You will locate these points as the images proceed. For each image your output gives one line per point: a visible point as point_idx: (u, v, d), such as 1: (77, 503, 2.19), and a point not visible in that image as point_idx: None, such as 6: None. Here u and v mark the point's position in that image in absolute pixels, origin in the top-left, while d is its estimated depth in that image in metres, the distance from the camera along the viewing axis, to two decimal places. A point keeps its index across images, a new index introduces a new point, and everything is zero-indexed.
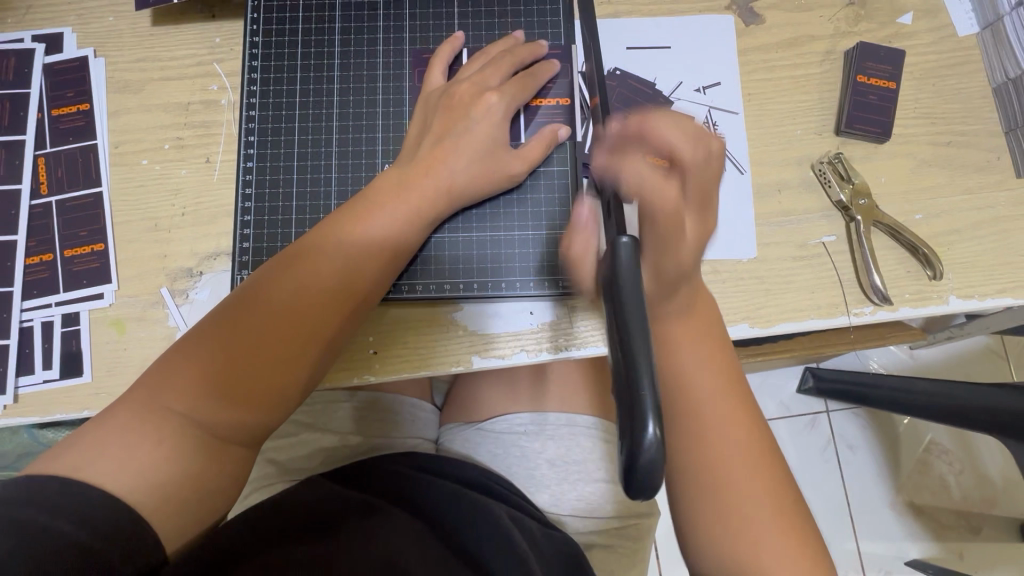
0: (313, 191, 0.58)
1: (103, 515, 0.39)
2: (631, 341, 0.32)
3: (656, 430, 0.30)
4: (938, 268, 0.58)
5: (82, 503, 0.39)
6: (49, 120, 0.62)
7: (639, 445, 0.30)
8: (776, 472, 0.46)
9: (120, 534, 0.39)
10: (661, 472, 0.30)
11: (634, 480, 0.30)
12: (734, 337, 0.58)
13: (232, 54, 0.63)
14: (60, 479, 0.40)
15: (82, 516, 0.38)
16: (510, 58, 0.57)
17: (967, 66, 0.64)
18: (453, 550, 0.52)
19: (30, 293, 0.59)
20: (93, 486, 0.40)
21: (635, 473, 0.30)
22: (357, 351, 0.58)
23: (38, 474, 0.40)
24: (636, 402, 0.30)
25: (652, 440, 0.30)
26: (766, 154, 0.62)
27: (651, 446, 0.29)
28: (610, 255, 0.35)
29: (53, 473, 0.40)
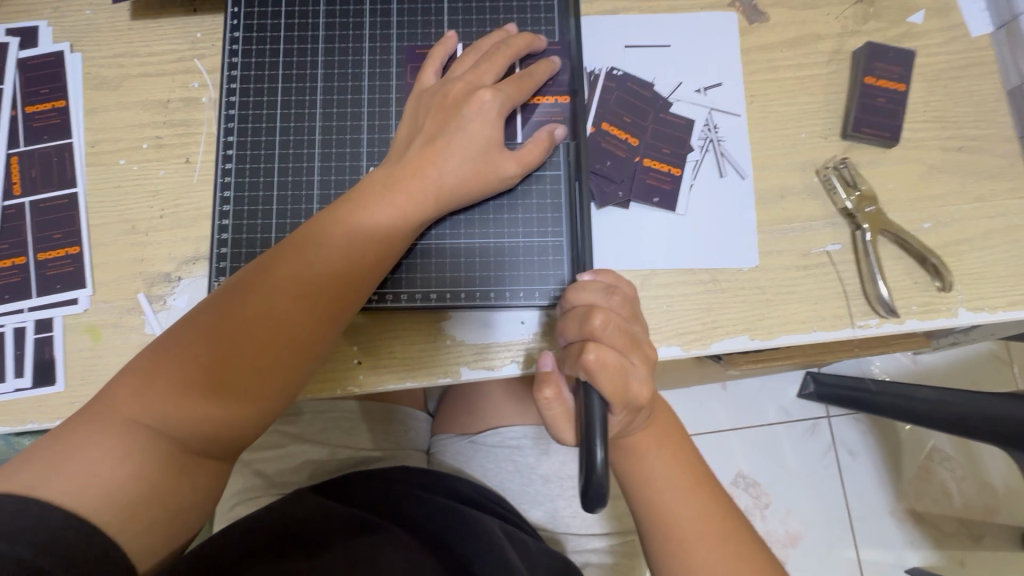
0: (295, 194, 0.55)
1: (68, 535, 0.37)
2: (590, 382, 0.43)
3: (602, 454, 0.39)
4: (947, 279, 0.55)
5: (42, 522, 0.36)
6: (23, 117, 0.60)
7: (592, 468, 0.39)
8: (714, 496, 0.48)
9: (84, 554, 0.37)
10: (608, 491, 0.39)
11: (588, 496, 0.39)
12: (732, 350, 0.56)
13: (212, 50, 0.61)
14: (16, 498, 0.37)
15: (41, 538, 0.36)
16: (507, 51, 0.54)
17: (980, 68, 0.61)
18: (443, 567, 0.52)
19: (2, 298, 0.57)
20: (54, 505, 0.37)
21: (588, 489, 0.39)
22: (340, 362, 0.55)
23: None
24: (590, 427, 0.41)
25: (601, 460, 0.39)
26: (768, 158, 0.59)
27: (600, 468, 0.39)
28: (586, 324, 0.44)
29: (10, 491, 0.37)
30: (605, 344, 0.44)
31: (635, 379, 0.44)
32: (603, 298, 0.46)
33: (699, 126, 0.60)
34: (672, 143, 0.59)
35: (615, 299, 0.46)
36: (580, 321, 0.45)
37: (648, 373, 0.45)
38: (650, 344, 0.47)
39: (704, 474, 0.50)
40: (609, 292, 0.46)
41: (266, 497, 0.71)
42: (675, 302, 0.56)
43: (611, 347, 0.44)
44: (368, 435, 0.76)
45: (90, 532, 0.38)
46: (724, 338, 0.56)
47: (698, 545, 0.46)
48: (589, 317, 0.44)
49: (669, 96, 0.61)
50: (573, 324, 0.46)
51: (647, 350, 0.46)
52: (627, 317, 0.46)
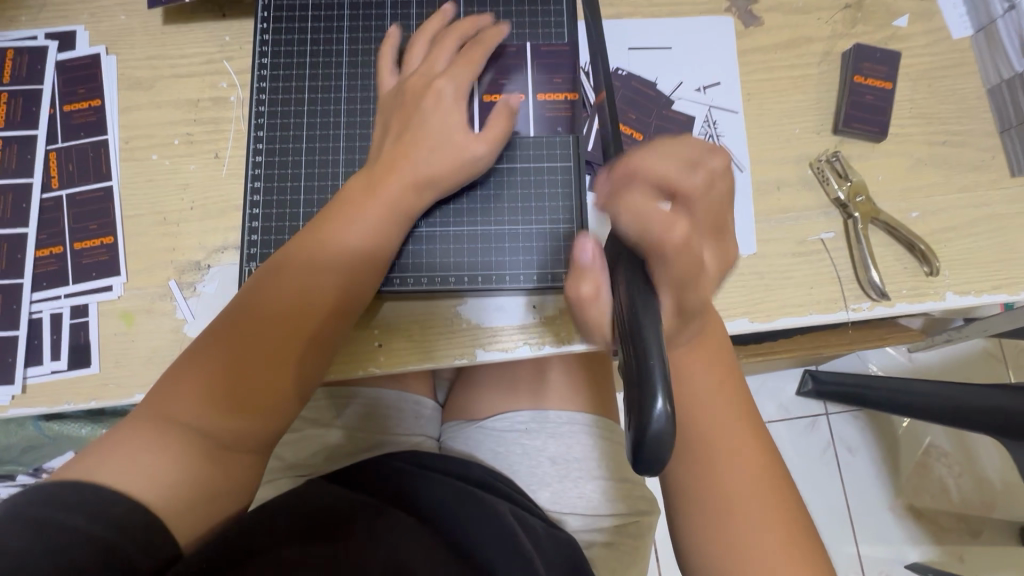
0: (321, 185, 0.59)
1: (122, 517, 0.39)
2: (642, 313, 0.34)
3: (666, 405, 0.31)
4: (934, 264, 0.59)
5: (99, 505, 0.39)
6: (61, 115, 0.63)
7: (648, 419, 0.31)
8: (778, 501, 0.45)
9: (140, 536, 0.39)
10: (669, 444, 0.31)
11: (642, 456, 0.31)
12: (734, 331, 0.59)
13: (241, 52, 0.65)
14: (74, 485, 0.40)
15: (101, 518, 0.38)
16: (449, 37, 0.58)
17: (962, 68, 0.65)
18: (456, 553, 0.53)
19: (40, 285, 0.60)
20: (109, 490, 0.40)
21: (643, 445, 0.31)
22: (362, 345, 0.58)
23: (51, 481, 0.40)
24: (646, 374, 0.31)
25: (660, 409, 0.31)
26: (765, 152, 0.63)
27: (660, 418, 0.30)
28: None
29: (67, 479, 0.41)
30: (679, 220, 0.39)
31: (706, 278, 0.41)
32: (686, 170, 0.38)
33: (699, 122, 0.64)
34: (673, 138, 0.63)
35: (700, 177, 0.39)
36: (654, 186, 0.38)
37: (714, 273, 0.42)
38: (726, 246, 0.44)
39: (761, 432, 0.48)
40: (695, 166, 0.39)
41: (283, 479, 0.74)
42: None
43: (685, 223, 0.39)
44: (382, 421, 0.78)
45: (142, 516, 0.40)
46: (725, 320, 0.59)
47: (751, 540, 0.43)
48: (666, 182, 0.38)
49: (671, 94, 0.65)
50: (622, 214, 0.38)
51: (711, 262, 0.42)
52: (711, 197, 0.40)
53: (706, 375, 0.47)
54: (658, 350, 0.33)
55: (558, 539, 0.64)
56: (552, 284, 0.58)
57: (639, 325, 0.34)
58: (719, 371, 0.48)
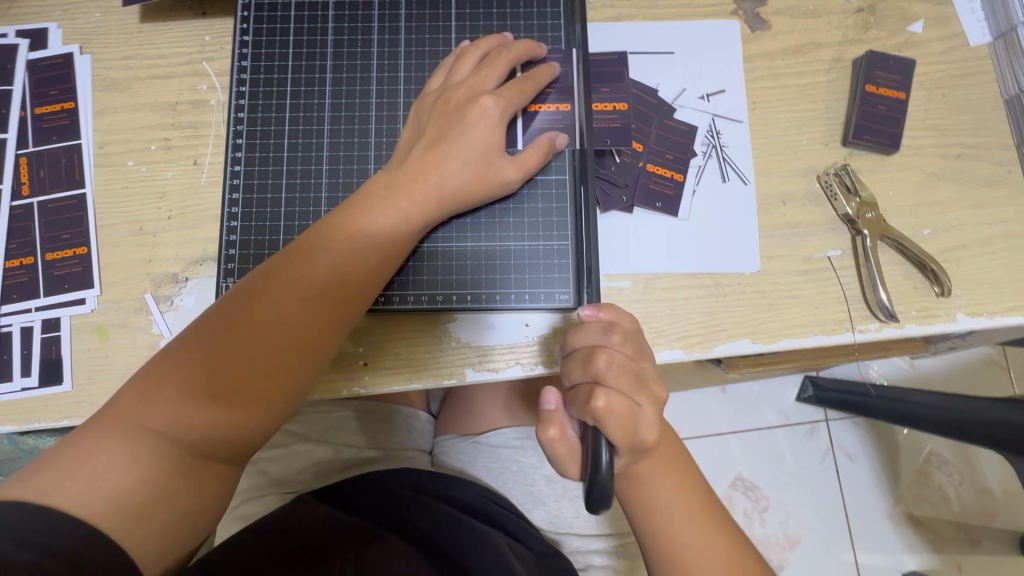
0: (303, 196, 0.56)
1: (80, 541, 0.37)
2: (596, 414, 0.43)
3: (607, 455, 0.42)
4: (945, 284, 0.56)
5: (52, 529, 0.37)
6: (32, 118, 0.60)
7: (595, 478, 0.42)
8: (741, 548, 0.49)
9: (97, 561, 0.37)
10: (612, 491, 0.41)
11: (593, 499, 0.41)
12: (734, 353, 0.57)
13: (221, 53, 0.61)
14: (26, 504, 0.37)
15: (50, 542, 0.36)
16: (508, 55, 0.55)
17: (978, 77, 0.62)
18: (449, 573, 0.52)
19: (10, 297, 0.57)
20: (66, 512, 0.38)
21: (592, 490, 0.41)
22: (346, 362, 0.56)
23: (2, 499, 0.38)
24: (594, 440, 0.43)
25: (605, 463, 0.42)
26: (771, 164, 0.60)
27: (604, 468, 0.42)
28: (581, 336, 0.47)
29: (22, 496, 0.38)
30: (610, 387, 0.45)
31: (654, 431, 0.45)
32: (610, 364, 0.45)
33: (702, 132, 0.61)
34: (675, 149, 0.60)
35: (615, 336, 0.47)
36: (583, 362, 0.47)
37: (656, 414, 0.46)
38: (658, 382, 0.47)
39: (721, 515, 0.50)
40: (608, 330, 0.47)
41: (271, 495, 0.71)
42: (676, 306, 0.57)
43: (617, 389, 0.45)
44: (371, 435, 0.75)
45: (100, 538, 0.38)
46: (726, 341, 0.57)
47: None
48: (591, 359, 0.46)
49: (672, 102, 0.61)
50: (575, 363, 0.47)
51: (656, 390, 0.46)
52: (629, 355, 0.47)
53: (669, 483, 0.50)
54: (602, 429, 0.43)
55: (551, 569, 0.61)
56: (545, 304, 0.55)
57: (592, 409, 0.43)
58: (680, 475, 0.51)
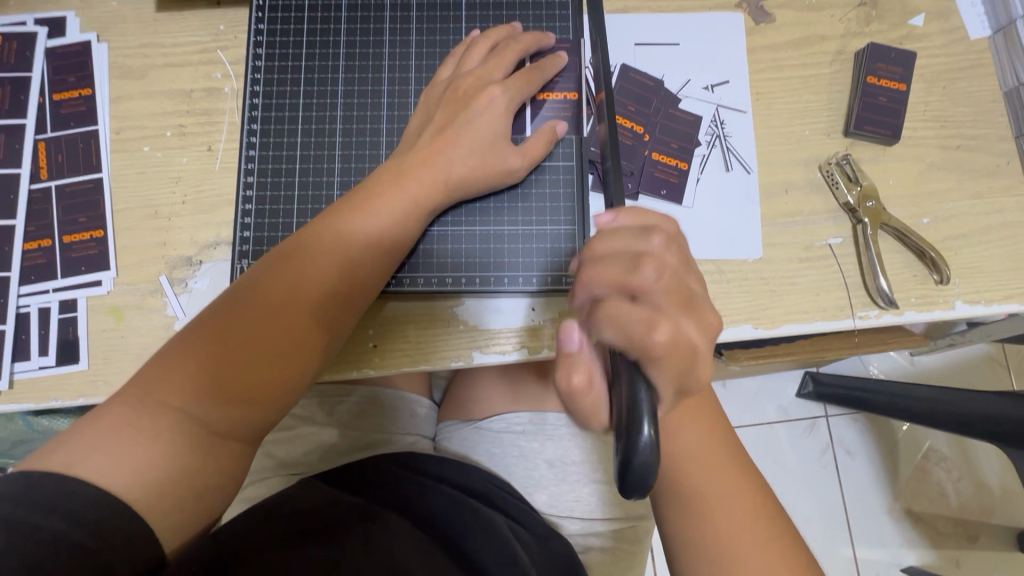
0: (315, 180, 0.57)
1: (103, 513, 0.38)
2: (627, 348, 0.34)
3: (651, 432, 0.31)
4: (944, 272, 0.57)
5: (79, 500, 0.38)
6: (50, 104, 0.61)
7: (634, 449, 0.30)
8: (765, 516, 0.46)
9: (119, 533, 0.38)
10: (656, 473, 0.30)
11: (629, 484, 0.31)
12: (737, 338, 0.58)
13: (235, 42, 0.63)
14: (53, 476, 0.39)
15: (77, 513, 0.37)
16: (516, 46, 0.56)
17: (978, 70, 0.63)
18: (455, 556, 0.53)
19: (28, 278, 0.59)
20: (91, 484, 0.39)
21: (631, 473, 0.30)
22: (355, 344, 0.57)
23: (29, 471, 0.39)
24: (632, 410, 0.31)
25: (649, 439, 0.31)
26: (773, 153, 0.61)
27: (647, 447, 0.30)
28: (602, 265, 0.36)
29: (49, 468, 0.39)
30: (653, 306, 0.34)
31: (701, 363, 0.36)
32: (653, 275, 0.35)
33: (706, 122, 0.62)
34: (679, 138, 0.61)
35: (658, 241, 0.36)
36: (622, 271, 0.36)
37: (707, 344, 0.36)
38: (708, 304, 0.38)
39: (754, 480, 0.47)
40: (648, 234, 0.37)
41: (275, 478, 0.73)
42: None
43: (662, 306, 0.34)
44: (376, 420, 0.76)
45: (123, 511, 0.39)
46: (728, 326, 0.58)
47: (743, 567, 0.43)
48: (634, 267, 0.35)
49: (677, 93, 0.63)
50: (609, 270, 0.36)
51: (706, 315, 0.37)
52: (676, 266, 0.37)
53: (702, 439, 0.47)
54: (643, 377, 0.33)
55: (552, 552, 0.62)
56: (551, 288, 0.57)
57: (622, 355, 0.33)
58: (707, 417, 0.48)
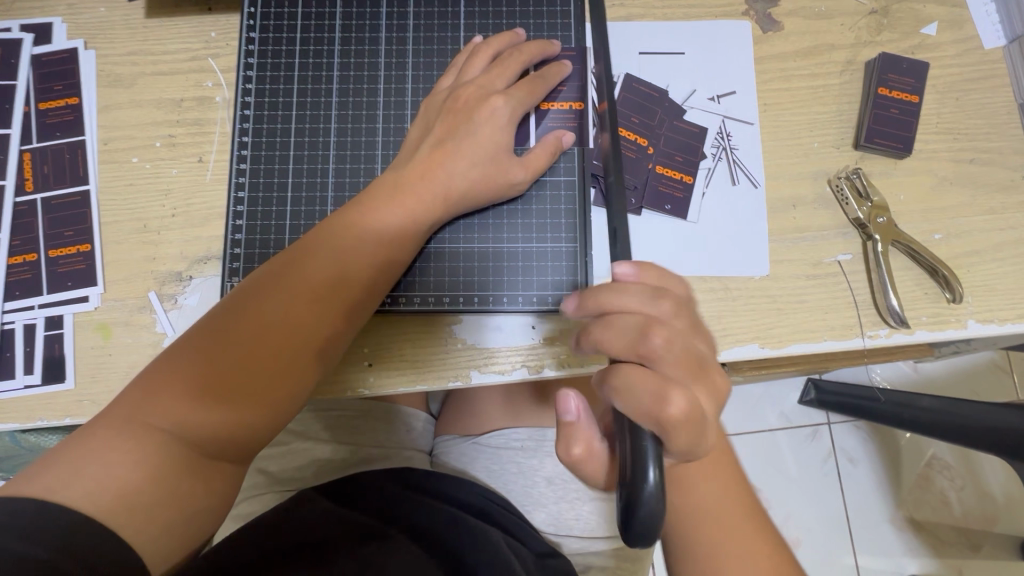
0: (308, 194, 0.55)
1: (90, 543, 0.37)
2: (630, 395, 0.36)
3: (656, 474, 0.33)
4: (957, 290, 0.55)
5: (60, 527, 0.36)
6: (36, 114, 0.60)
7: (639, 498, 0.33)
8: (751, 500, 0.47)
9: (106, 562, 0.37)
10: (664, 516, 0.33)
11: (634, 527, 0.33)
12: (743, 357, 0.56)
13: (227, 49, 0.61)
14: (33, 503, 0.37)
15: (59, 540, 0.36)
16: (519, 56, 0.54)
17: (993, 81, 0.61)
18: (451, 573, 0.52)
19: (13, 294, 0.57)
20: (74, 510, 0.37)
21: (637, 515, 0.33)
22: (350, 363, 0.55)
23: (10, 497, 0.37)
24: (641, 451, 0.34)
25: (655, 481, 0.33)
26: (781, 166, 0.59)
27: (653, 490, 0.32)
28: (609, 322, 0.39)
29: (30, 495, 0.38)
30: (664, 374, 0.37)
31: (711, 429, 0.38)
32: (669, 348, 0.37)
33: (712, 133, 0.60)
34: (684, 150, 0.60)
35: (666, 305, 0.39)
36: (634, 337, 0.38)
37: (714, 408, 0.39)
38: (715, 368, 0.39)
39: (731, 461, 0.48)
40: (656, 298, 0.39)
41: (269, 494, 0.71)
42: None
43: (673, 376, 0.36)
44: (371, 435, 0.75)
45: (109, 539, 0.38)
46: (734, 345, 0.56)
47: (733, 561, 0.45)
48: (644, 334, 0.37)
49: (683, 103, 0.61)
50: (618, 344, 0.38)
51: (713, 378, 0.39)
52: (683, 330, 0.39)
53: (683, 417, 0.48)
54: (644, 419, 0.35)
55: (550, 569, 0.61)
56: (551, 307, 0.55)
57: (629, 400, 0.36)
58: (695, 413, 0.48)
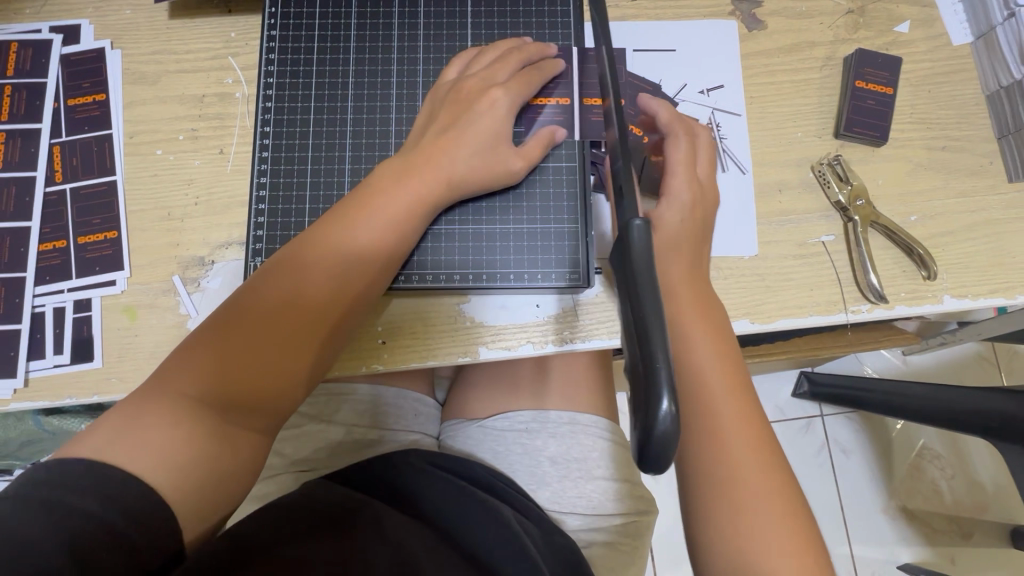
0: (327, 181, 0.59)
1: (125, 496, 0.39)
2: (645, 315, 0.33)
3: (670, 406, 0.30)
4: (932, 268, 0.59)
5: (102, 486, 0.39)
6: (65, 109, 0.63)
7: (654, 422, 0.30)
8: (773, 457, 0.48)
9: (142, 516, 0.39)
10: (675, 445, 0.30)
11: (648, 454, 0.31)
12: (734, 332, 0.60)
13: (247, 48, 0.65)
14: (82, 463, 0.40)
15: (109, 495, 0.39)
16: (519, 54, 0.58)
17: (962, 75, 0.66)
18: (461, 556, 0.54)
19: (43, 279, 0.60)
20: (116, 467, 0.40)
21: (649, 444, 0.30)
22: (364, 341, 0.59)
23: (59, 458, 0.40)
24: (652, 378, 0.31)
25: (667, 414, 0.30)
26: (767, 155, 0.64)
27: (665, 421, 0.30)
28: (623, 234, 0.36)
29: (78, 456, 0.41)
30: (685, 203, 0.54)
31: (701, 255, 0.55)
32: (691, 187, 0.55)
33: (703, 124, 0.64)
34: None
35: (706, 169, 0.57)
36: (687, 168, 0.55)
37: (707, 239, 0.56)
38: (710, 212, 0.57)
39: (768, 433, 0.49)
40: (704, 162, 0.57)
41: (285, 475, 0.74)
42: None
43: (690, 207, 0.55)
44: (382, 416, 0.78)
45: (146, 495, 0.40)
46: None
47: (750, 503, 0.45)
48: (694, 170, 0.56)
49: (675, 97, 0.65)
50: (677, 162, 0.55)
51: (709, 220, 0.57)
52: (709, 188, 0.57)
53: (711, 350, 0.50)
54: (663, 349, 0.32)
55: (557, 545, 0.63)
56: (554, 284, 0.58)
57: (643, 330, 0.32)
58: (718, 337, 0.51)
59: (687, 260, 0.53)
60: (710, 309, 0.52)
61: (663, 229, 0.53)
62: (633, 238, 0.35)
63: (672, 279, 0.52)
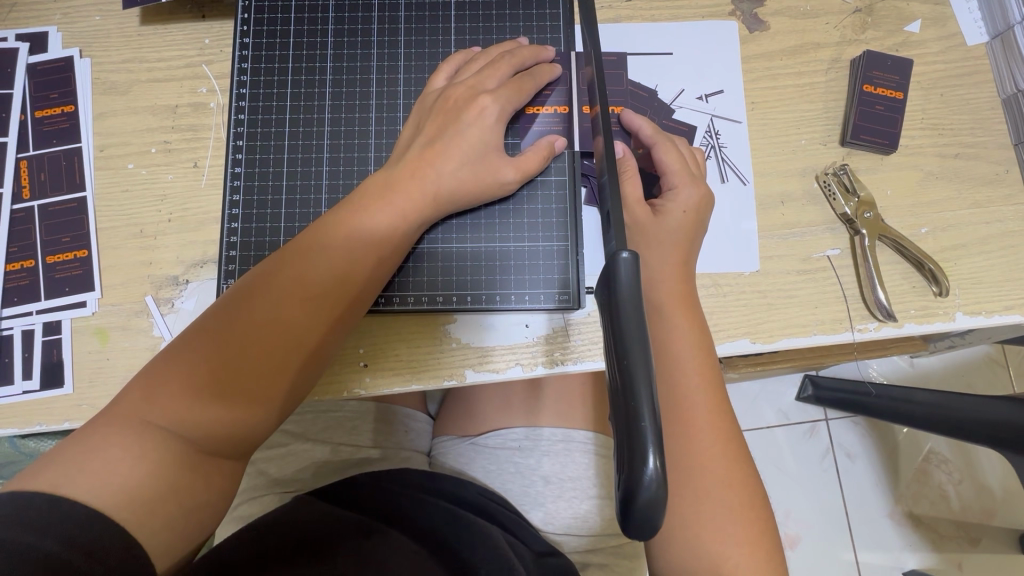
0: (303, 198, 0.56)
1: (91, 531, 0.37)
2: (630, 362, 0.30)
3: (656, 463, 0.28)
4: (944, 284, 0.56)
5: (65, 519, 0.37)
6: (32, 121, 0.60)
7: (638, 482, 0.28)
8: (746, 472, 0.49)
9: (109, 552, 0.37)
10: (662, 507, 0.28)
11: (632, 516, 0.29)
12: (734, 352, 0.57)
13: (220, 56, 0.61)
14: (41, 495, 0.37)
15: (72, 529, 0.36)
16: (512, 60, 0.55)
17: (976, 77, 0.62)
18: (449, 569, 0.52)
19: (12, 301, 0.57)
20: (77, 501, 0.38)
21: (634, 505, 0.28)
22: (345, 362, 0.56)
23: (12, 491, 0.38)
24: (636, 432, 0.29)
25: (654, 473, 0.28)
26: (769, 164, 0.60)
27: (651, 483, 0.28)
28: (610, 271, 0.33)
29: (35, 490, 0.38)
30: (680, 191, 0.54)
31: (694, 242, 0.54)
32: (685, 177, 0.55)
33: (701, 132, 0.61)
34: None
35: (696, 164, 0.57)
36: (680, 160, 0.55)
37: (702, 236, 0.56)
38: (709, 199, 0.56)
39: (741, 449, 0.50)
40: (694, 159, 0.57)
41: (269, 495, 0.71)
42: None
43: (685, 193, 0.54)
44: (371, 434, 0.75)
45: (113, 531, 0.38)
46: (726, 341, 0.57)
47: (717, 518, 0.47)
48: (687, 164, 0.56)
49: (671, 103, 0.62)
50: (668, 154, 0.55)
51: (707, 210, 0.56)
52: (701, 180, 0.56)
53: (693, 368, 0.50)
54: (648, 398, 0.29)
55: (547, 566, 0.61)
56: (544, 304, 0.56)
57: (626, 377, 0.30)
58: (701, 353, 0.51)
59: (680, 256, 0.53)
60: (694, 314, 0.52)
61: (644, 228, 0.53)
62: (620, 273, 0.32)
63: (661, 281, 0.52)
